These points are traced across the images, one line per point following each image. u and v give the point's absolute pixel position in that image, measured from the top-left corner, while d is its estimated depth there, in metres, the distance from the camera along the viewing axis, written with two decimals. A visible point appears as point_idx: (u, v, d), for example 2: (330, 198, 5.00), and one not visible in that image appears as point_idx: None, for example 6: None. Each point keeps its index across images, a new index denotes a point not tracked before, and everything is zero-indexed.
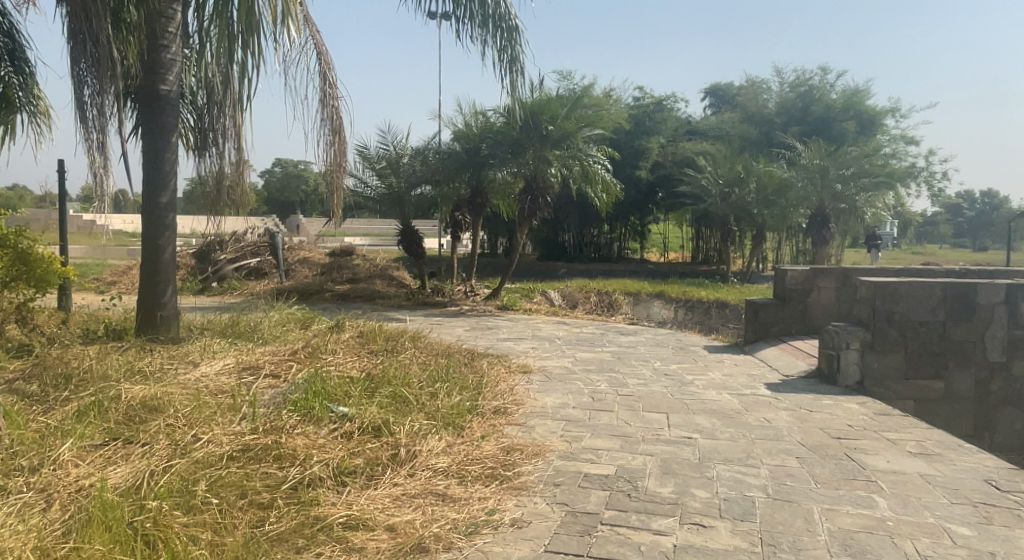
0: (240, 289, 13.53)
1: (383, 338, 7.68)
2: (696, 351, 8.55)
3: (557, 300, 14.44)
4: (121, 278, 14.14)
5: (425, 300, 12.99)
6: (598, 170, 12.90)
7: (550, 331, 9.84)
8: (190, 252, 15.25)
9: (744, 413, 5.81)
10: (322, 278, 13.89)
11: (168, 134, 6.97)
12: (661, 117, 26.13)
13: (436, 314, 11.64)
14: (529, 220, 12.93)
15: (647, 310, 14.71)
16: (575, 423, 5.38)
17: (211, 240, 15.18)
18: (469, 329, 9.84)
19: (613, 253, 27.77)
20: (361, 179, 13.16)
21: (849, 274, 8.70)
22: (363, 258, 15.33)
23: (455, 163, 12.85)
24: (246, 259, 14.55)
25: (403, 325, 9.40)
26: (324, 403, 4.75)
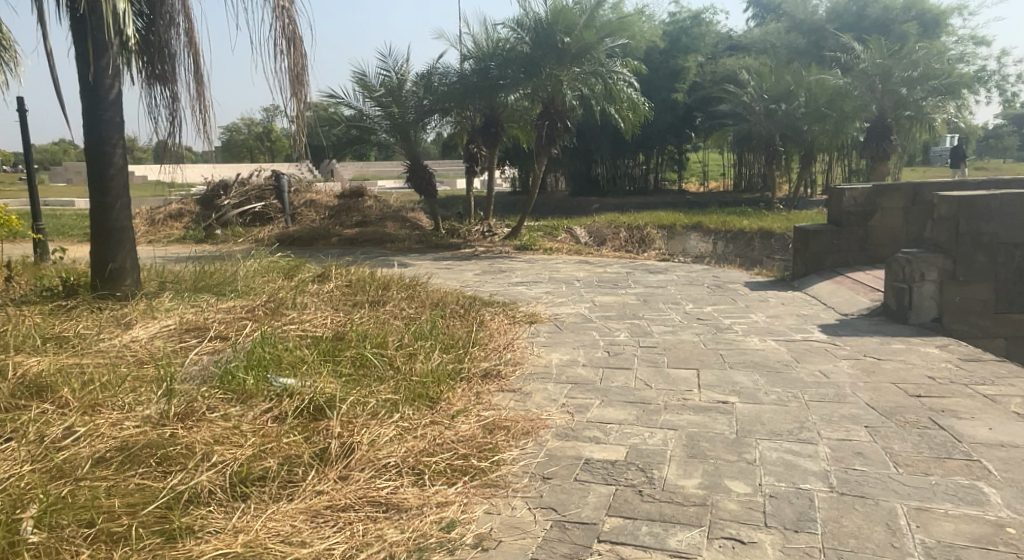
0: (245, 237, 12.79)
1: (373, 288, 6.74)
2: (735, 290, 7.43)
3: (584, 238, 13.32)
4: None
5: (438, 242, 12.03)
6: (624, 88, 11.57)
7: (571, 273, 8.80)
8: (195, 199, 14.54)
9: (795, 365, 4.72)
10: (330, 223, 13.07)
11: (103, 54, 6.17)
12: (700, 32, 24.18)
13: (448, 257, 10.71)
14: (547, 147, 11.76)
15: (682, 244, 13.52)
16: (583, 387, 4.39)
17: (217, 186, 14.44)
18: (480, 275, 8.92)
19: (648, 184, 26.68)
20: (360, 109, 12.03)
21: (920, 190, 7.38)
22: (376, 199, 14.39)
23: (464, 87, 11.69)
24: (251, 204, 13.72)
25: (406, 272, 8.47)
26: (262, 376, 3.79)
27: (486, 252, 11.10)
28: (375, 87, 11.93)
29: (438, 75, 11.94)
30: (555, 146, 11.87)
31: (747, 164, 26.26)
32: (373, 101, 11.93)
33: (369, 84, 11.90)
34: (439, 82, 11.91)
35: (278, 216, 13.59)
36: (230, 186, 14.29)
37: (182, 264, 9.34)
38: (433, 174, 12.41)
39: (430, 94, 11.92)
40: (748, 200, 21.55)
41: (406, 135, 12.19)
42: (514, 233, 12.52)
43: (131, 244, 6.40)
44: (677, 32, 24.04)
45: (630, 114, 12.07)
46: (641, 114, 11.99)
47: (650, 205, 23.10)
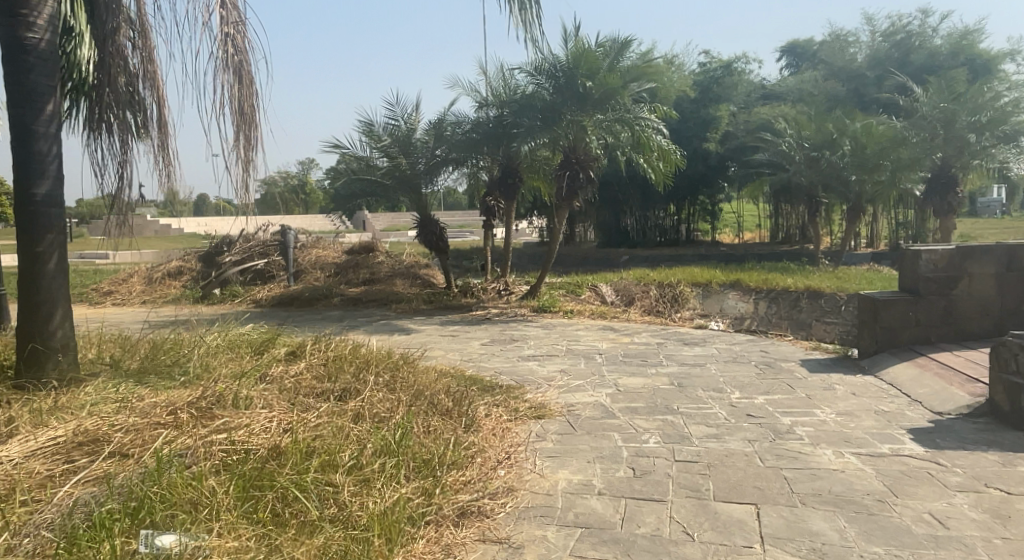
0: (243, 297, 11.89)
1: (351, 371, 5.63)
2: (790, 371, 6.16)
3: (611, 298, 12.12)
4: (119, 288, 12.82)
5: (448, 303, 10.96)
6: (654, 135, 10.58)
7: (592, 345, 7.58)
8: (196, 255, 13.79)
9: (890, 502, 3.44)
10: (334, 281, 12.12)
11: (42, 99, 5.03)
12: (732, 81, 23.19)
13: (456, 321, 9.61)
14: (569, 201, 10.70)
15: (719, 303, 12.25)
16: (597, 535, 3.15)
17: (219, 242, 13.67)
18: (487, 345, 7.79)
19: (681, 235, 25.48)
20: (366, 160, 11.03)
21: (1015, 254, 6.09)
22: (387, 255, 13.41)
23: (478, 137, 10.74)
24: (253, 260, 12.85)
25: (399, 346, 7.35)
26: (134, 535, 2.69)
27: (500, 315, 9.96)
28: (382, 137, 10.98)
29: (450, 125, 10.99)
30: (577, 199, 10.79)
31: (784, 215, 24.93)
32: (379, 152, 10.95)
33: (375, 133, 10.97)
34: (451, 133, 10.94)
35: (281, 274, 12.67)
36: (233, 241, 13.47)
37: (157, 330, 8.38)
38: (444, 228, 11.40)
39: (440, 144, 10.99)
40: (788, 253, 20.22)
41: (416, 189, 11.18)
42: (532, 292, 11.39)
43: (69, 317, 5.31)
44: (708, 82, 23.10)
45: (661, 161, 10.95)
46: (672, 162, 10.88)
47: (683, 259, 21.82)
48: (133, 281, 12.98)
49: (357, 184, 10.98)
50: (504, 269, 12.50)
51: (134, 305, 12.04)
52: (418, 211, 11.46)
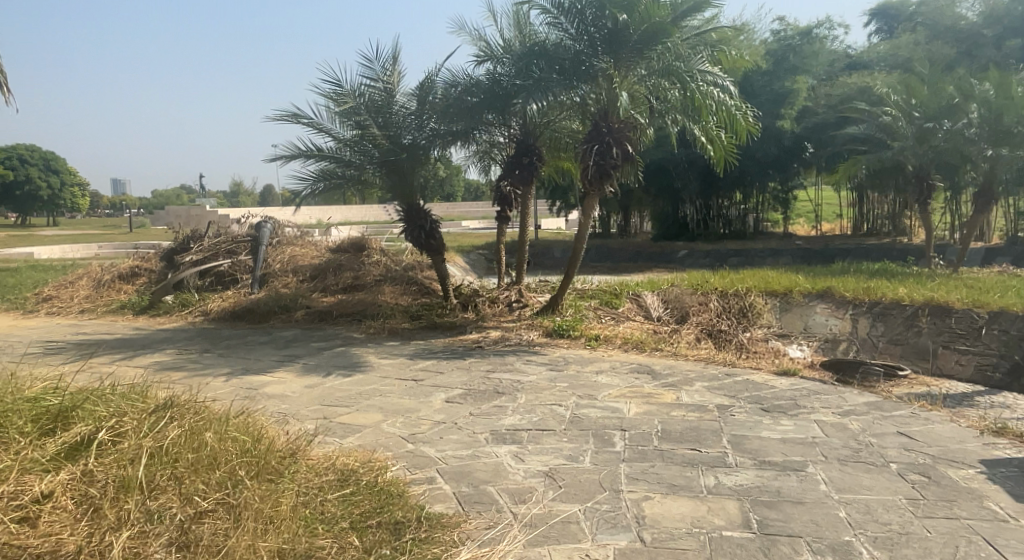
0: (193, 308, 9.62)
1: (148, 492, 3.14)
2: (975, 496, 3.28)
3: (659, 315, 9.23)
4: (64, 296, 10.81)
5: (438, 320, 8.35)
6: (718, 94, 7.62)
7: (615, 408, 4.80)
8: (161, 254, 11.66)
9: None
10: (305, 289, 9.70)
11: None
12: (813, 49, 19.61)
13: (435, 350, 6.99)
14: (599, 185, 7.88)
15: (803, 318, 9.23)
16: None
17: (185, 239, 11.48)
18: (456, 402, 5.13)
19: (748, 227, 22.19)
20: (330, 133, 8.38)
21: None
22: (382, 254, 10.87)
23: (476, 101, 8.09)
24: (216, 261, 10.62)
25: (308, 421, 4.71)
26: None
27: (497, 342, 7.22)
28: (352, 103, 8.37)
29: (442, 85, 8.33)
30: (609, 183, 7.93)
31: (872, 204, 21.30)
32: (348, 123, 8.34)
33: (341, 97, 8.35)
34: (442, 96, 8.28)
35: (246, 277, 10.35)
36: (200, 237, 11.30)
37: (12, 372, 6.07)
38: (437, 222, 8.68)
39: (428, 110, 8.38)
40: (881, 248, 16.81)
41: (400, 171, 8.53)
42: (551, 306, 8.68)
43: None
44: (783, 50, 19.64)
45: (725, 128, 7.94)
46: (742, 131, 7.84)
47: (752, 256, 18.58)
48: (82, 289, 10.95)
49: (320, 164, 8.35)
50: (520, 272, 9.72)
51: (71, 316, 10.01)
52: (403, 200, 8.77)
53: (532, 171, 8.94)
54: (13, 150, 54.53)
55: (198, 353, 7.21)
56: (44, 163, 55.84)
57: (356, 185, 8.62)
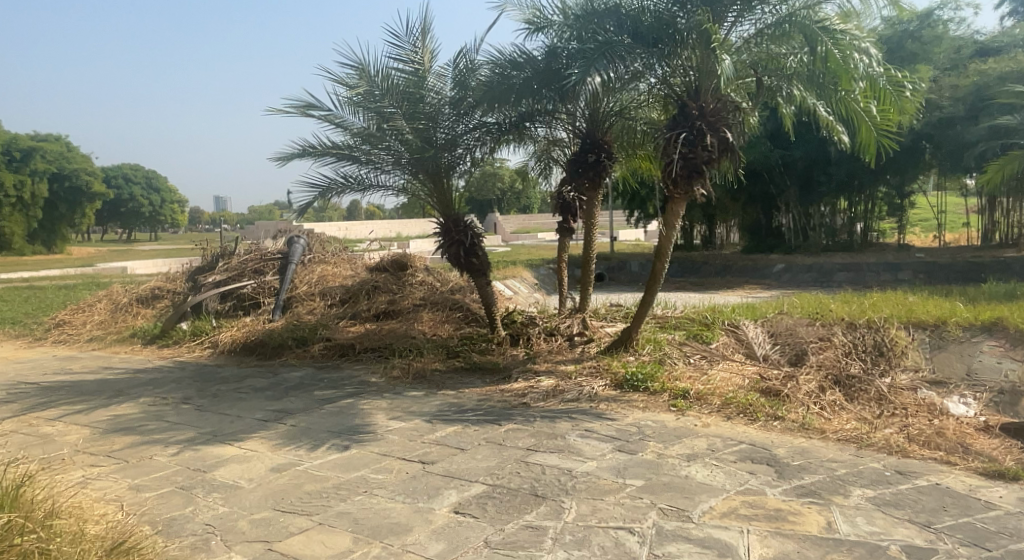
0: (202, 338, 8.23)
1: None
2: None
3: (765, 353, 6.99)
4: (76, 321, 9.72)
5: (479, 360, 6.56)
6: (861, 55, 5.47)
7: (723, 545, 2.87)
8: (188, 274, 10.44)
9: None
10: (330, 315, 8.14)
11: None
12: (937, 32, 16.82)
13: (466, 407, 5.23)
14: (687, 187, 5.89)
15: (963, 358, 6.92)
16: None
17: (212, 256, 10.20)
18: (470, 512, 3.33)
19: (856, 239, 19.07)
20: (347, 127, 6.76)
21: None
22: (428, 273, 9.24)
23: (524, 82, 6.31)
24: (238, 282, 9.22)
25: (236, 550, 3.03)
26: None
27: (550, 397, 5.34)
28: (374, 88, 6.70)
29: (485, 64, 6.58)
30: (702, 184, 5.96)
31: (1009, 211, 18.17)
32: (368, 113, 6.69)
33: (359, 80, 6.69)
34: (484, 77, 6.54)
35: (269, 301, 8.89)
36: (226, 253, 9.94)
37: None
38: (481, 236, 6.93)
39: (467, 95, 6.66)
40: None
41: (432, 172, 6.86)
42: (625, 341, 6.74)
43: None
44: (900, 36, 16.96)
45: (873, 104, 5.79)
46: (899, 107, 5.67)
47: (866, 271, 15.92)
48: (97, 313, 9.83)
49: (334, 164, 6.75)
50: (585, 291, 7.74)
51: (78, 347, 8.83)
52: (440, 207, 7.09)
53: (601, 171, 7.08)
54: (116, 169, 56.62)
55: (171, 405, 5.71)
56: (145, 181, 57.60)
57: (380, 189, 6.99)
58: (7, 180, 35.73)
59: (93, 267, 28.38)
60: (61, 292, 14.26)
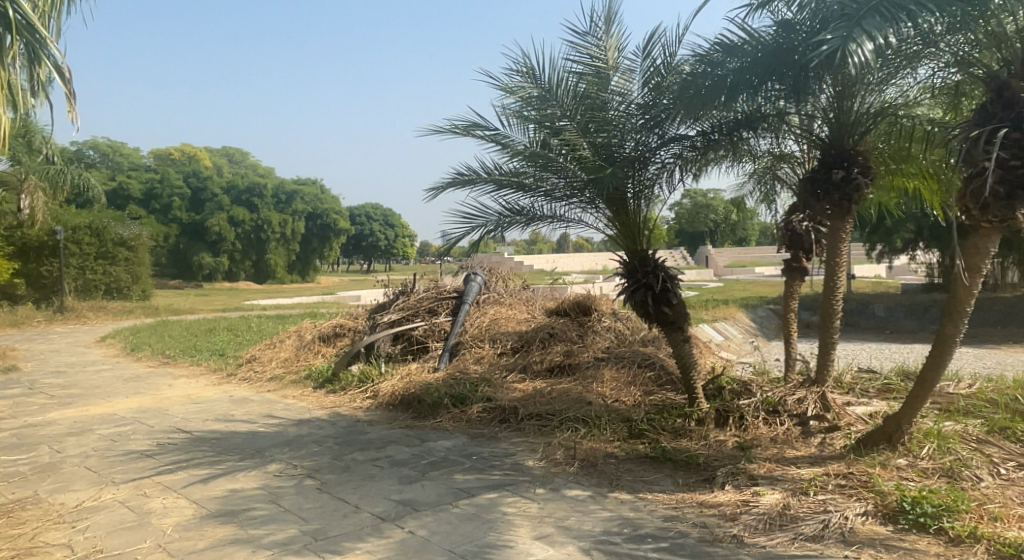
0: (363, 385, 7.45)
1: None
2: None
3: None
4: (264, 356, 9.62)
5: (671, 446, 4.82)
6: None
7: None
8: (370, 310, 9.98)
9: None
10: (498, 368, 6.93)
11: None
12: None
13: (644, 527, 3.61)
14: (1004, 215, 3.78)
15: None
16: None
17: (392, 291, 9.57)
18: None
19: None
20: (513, 147, 5.52)
21: None
22: (618, 320, 7.71)
23: (740, 70, 4.61)
24: (409, 321, 8.39)
25: None
26: None
27: (775, 525, 3.52)
28: (545, 95, 5.38)
29: (688, 57, 5.00)
30: None
31: None
32: (537, 126, 5.39)
33: (527, 86, 5.41)
34: (687, 72, 4.99)
35: (438, 346, 7.93)
36: (402, 289, 9.22)
37: (20, 521, 4.21)
38: (676, 283, 5.28)
39: (663, 99, 5.13)
40: None
41: (616, 198, 5.37)
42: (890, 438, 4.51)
43: None
44: None
45: None
46: None
47: None
48: (283, 348, 9.67)
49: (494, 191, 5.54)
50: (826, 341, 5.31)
51: (257, 385, 8.61)
52: (623, 243, 5.56)
53: (849, 192, 4.96)
54: (361, 208, 62.31)
55: (293, 481, 4.80)
56: (385, 219, 62.42)
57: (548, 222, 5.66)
58: (274, 219, 40.60)
59: (334, 296, 30.83)
60: (280, 322, 14.94)
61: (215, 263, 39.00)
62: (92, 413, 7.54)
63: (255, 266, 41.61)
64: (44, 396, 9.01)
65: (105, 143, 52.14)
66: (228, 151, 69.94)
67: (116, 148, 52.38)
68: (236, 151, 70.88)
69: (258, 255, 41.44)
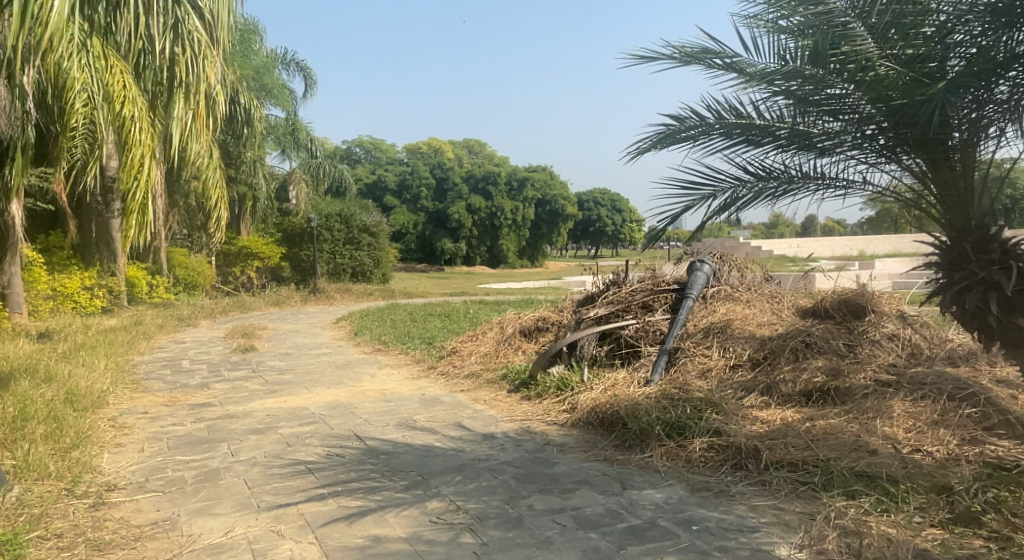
0: (559, 393, 6.20)
1: None
2: None
3: None
4: (466, 349, 8.84)
5: None
6: None
7: None
8: (579, 302, 8.72)
9: None
10: (730, 385, 5.25)
11: None
12: None
13: None
14: None
15: None
16: None
17: (602, 282, 8.20)
18: None
19: None
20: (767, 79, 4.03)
21: None
22: (905, 328, 5.57)
23: None
24: (619, 317, 6.95)
25: None
26: None
27: None
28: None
29: None
30: None
31: None
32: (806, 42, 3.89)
33: None
34: None
35: (653, 350, 6.40)
36: (614, 279, 7.78)
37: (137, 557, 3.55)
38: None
39: None
40: None
41: (932, 138, 3.72)
42: None
43: None
44: None
45: None
46: None
47: None
48: (485, 341, 8.80)
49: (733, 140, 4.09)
50: None
51: (453, 382, 7.80)
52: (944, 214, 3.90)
53: None
54: (590, 193, 61.69)
55: (448, 534, 3.66)
56: (614, 203, 61.17)
57: (810, 190, 4.03)
58: (507, 205, 41.36)
59: (562, 280, 30.28)
60: (499, 309, 14.38)
61: (455, 247, 41.05)
62: (285, 405, 7.15)
63: (489, 252, 42.78)
64: (260, 379, 9.00)
65: (369, 140, 57.38)
66: (469, 143, 73.32)
67: (376, 144, 57.02)
68: (476, 142, 74.03)
69: (493, 240, 42.45)
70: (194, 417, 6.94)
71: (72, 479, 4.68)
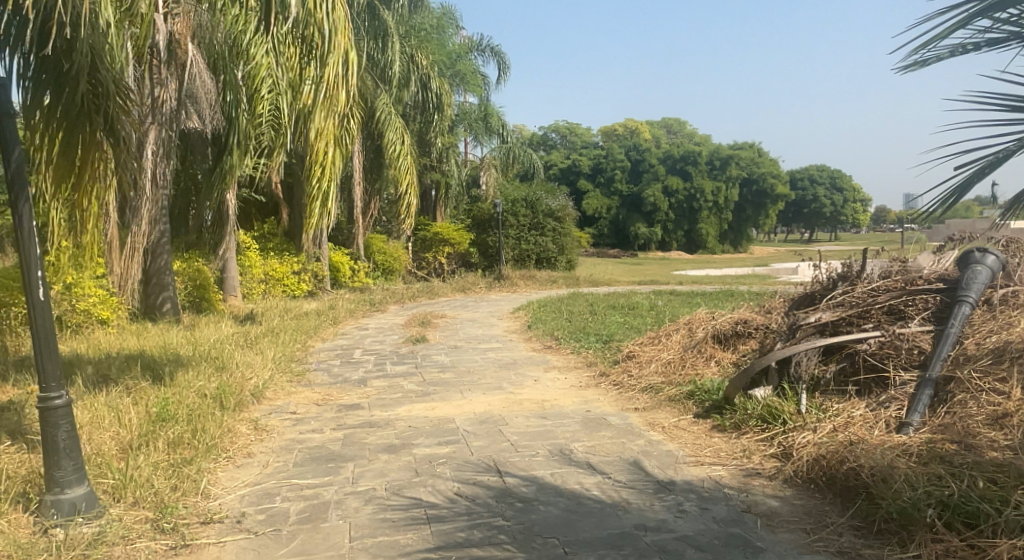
0: (765, 427, 4.62)
1: None
2: None
3: None
4: (647, 354, 7.39)
5: None
6: None
7: None
8: (792, 303, 6.91)
9: None
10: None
11: None
12: None
13: None
14: None
15: None
16: None
17: (825, 276, 6.34)
18: None
19: None
20: None
21: None
22: None
23: None
24: (853, 324, 5.14)
25: None
26: None
27: None
28: None
29: None
30: None
31: None
32: None
33: None
34: None
35: (907, 374, 4.58)
36: (844, 274, 5.91)
37: None
38: None
39: None
40: None
41: None
42: None
43: None
44: None
45: None
46: None
47: None
48: (670, 346, 7.29)
49: None
50: None
51: (629, 396, 6.43)
52: None
53: None
54: (804, 169, 55.99)
55: None
56: (831, 181, 55.10)
57: None
58: (708, 187, 38.39)
59: (769, 268, 27.36)
60: (692, 303, 12.62)
61: (650, 232, 39.12)
62: (431, 415, 6.23)
63: (686, 236, 40.17)
64: (419, 378, 8.27)
65: (565, 124, 56.36)
66: (666, 121, 69.86)
67: (573, 128, 55.76)
68: (674, 120, 70.55)
69: (690, 224, 39.76)
70: (335, 422, 6.26)
71: (167, 505, 4.03)
